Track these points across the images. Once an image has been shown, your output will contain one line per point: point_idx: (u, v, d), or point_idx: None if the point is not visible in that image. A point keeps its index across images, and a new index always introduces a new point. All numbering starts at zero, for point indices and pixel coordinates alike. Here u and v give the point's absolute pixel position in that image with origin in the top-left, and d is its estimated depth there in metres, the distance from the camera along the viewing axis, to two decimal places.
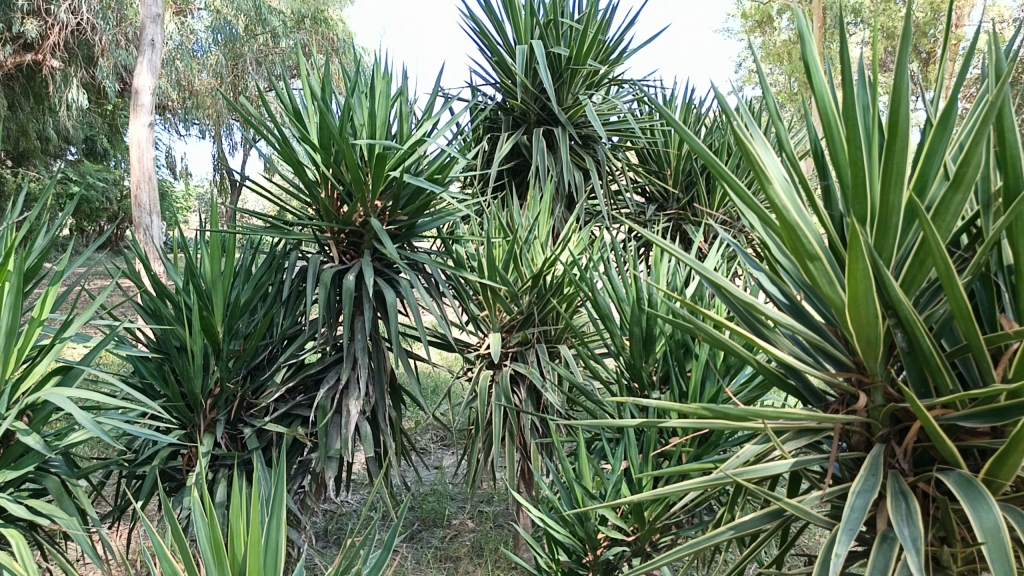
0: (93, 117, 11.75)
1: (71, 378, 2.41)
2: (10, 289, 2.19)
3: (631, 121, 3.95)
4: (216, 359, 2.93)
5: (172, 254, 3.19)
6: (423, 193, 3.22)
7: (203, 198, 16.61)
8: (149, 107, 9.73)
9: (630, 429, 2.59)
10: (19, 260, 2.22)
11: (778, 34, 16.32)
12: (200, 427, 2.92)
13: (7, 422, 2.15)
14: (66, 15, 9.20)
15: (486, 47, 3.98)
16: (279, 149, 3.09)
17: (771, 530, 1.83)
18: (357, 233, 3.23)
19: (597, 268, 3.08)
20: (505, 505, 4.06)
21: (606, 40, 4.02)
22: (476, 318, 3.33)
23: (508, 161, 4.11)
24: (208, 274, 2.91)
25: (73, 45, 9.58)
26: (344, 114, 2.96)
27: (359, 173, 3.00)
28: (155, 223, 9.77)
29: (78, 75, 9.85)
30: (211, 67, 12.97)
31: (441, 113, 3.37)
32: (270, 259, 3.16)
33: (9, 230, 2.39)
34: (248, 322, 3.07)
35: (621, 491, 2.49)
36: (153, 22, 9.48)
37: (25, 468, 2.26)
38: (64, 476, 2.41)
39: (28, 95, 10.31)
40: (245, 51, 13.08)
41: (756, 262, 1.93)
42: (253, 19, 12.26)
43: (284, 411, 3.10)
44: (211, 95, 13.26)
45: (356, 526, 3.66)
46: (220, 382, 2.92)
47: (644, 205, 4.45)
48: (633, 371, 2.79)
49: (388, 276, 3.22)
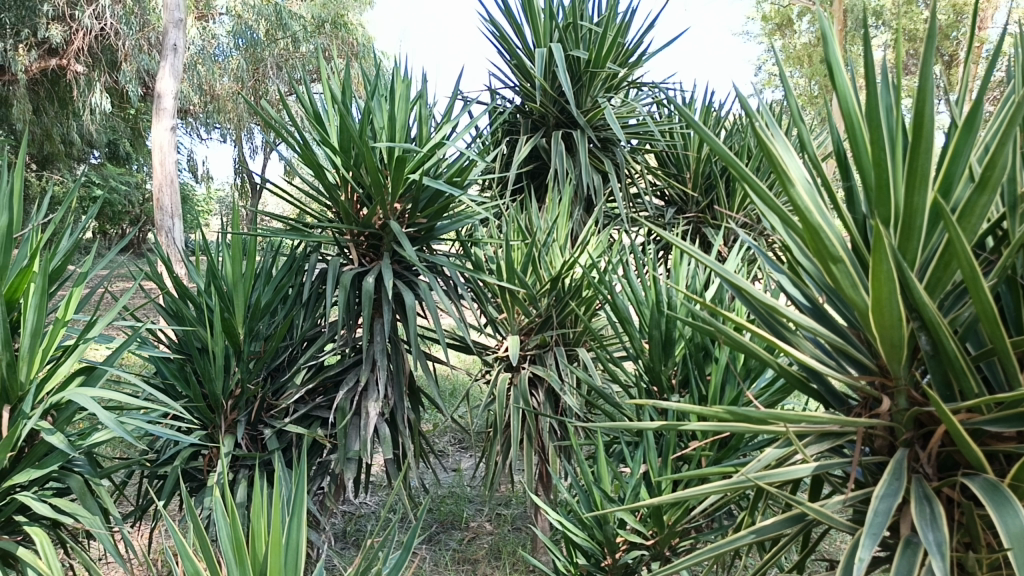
0: (115, 121, 11.88)
1: (94, 379, 2.43)
2: (36, 290, 2.24)
3: (650, 124, 3.94)
4: (237, 360, 2.95)
5: (194, 256, 3.22)
6: (442, 196, 3.22)
7: (223, 202, 16.76)
8: (172, 110, 9.72)
9: (649, 433, 2.57)
10: (44, 263, 2.27)
11: (797, 37, 16.20)
12: (220, 428, 2.94)
13: (31, 422, 2.17)
14: (90, 21, 9.35)
15: (505, 51, 3.98)
16: (299, 152, 3.12)
17: (792, 535, 1.81)
18: (376, 236, 3.24)
19: (616, 270, 3.07)
20: (524, 508, 4.05)
21: (625, 43, 4.01)
22: (494, 321, 3.33)
23: (527, 163, 4.11)
24: (229, 276, 2.94)
25: (97, 50, 9.73)
26: (363, 117, 2.97)
27: (379, 176, 3.01)
28: (177, 226, 9.83)
29: (101, 80, 9.95)
30: (232, 72, 12.90)
31: (460, 116, 3.38)
32: (290, 262, 3.17)
33: (33, 232, 2.42)
34: (268, 324, 3.09)
35: (640, 495, 2.48)
36: (176, 27, 9.54)
37: (48, 468, 2.28)
38: (86, 475, 2.43)
39: (52, 100, 10.45)
40: (266, 56, 12.90)
41: (777, 264, 1.92)
42: (273, 23, 12.42)
43: (303, 413, 3.11)
44: (232, 99, 13.39)
45: (375, 528, 3.66)
46: (239, 384, 2.95)
47: (662, 208, 4.43)
48: (652, 374, 2.78)
49: (407, 279, 3.22)
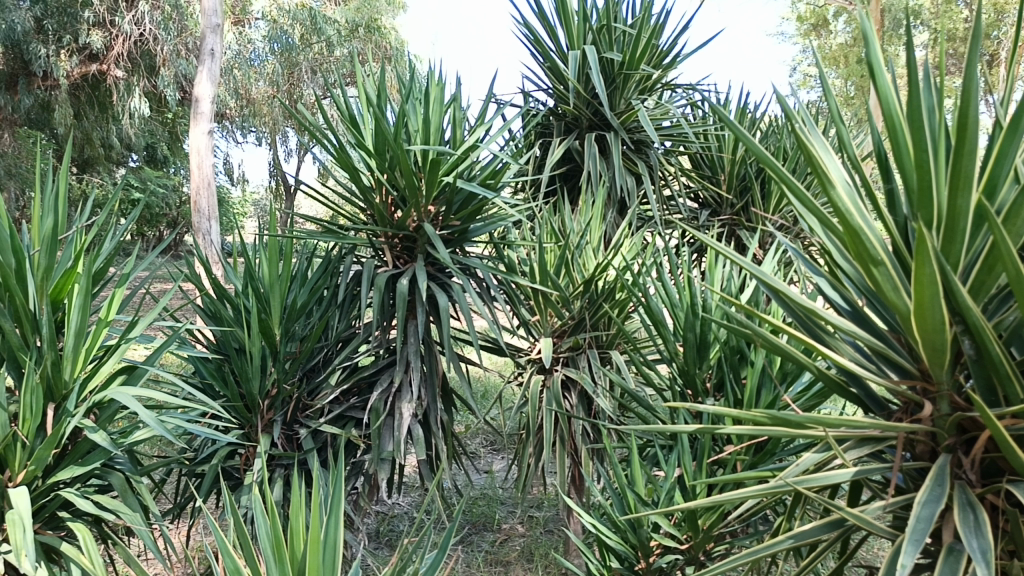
0: (154, 125, 12.09)
1: (135, 378, 2.47)
2: (80, 291, 2.30)
3: (684, 126, 3.92)
4: (273, 360, 2.99)
5: (231, 258, 3.27)
6: (476, 198, 3.23)
7: (258, 205, 16.98)
8: (207, 116, 9.93)
9: (684, 436, 2.56)
10: (87, 264, 2.34)
11: (833, 37, 15.99)
12: (257, 427, 2.98)
13: (76, 420, 2.22)
14: (129, 26, 9.56)
15: (538, 53, 3.99)
16: (334, 155, 3.15)
17: (830, 541, 1.79)
18: (410, 238, 3.26)
19: (650, 273, 3.06)
20: (556, 511, 4.04)
21: (659, 45, 3.99)
22: (527, 323, 3.33)
23: (560, 166, 4.10)
24: (266, 278, 2.98)
25: (135, 55, 9.89)
26: (398, 120, 3.00)
27: (413, 179, 3.04)
28: (214, 228, 9.94)
29: (140, 84, 10.13)
30: (268, 76, 13.13)
31: (494, 119, 3.39)
32: (325, 264, 3.21)
33: (77, 234, 2.47)
34: (304, 325, 3.12)
35: (674, 498, 2.47)
36: (213, 33, 9.68)
37: (91, 465, 2.32)
38: (127, 473, 2.47)
39: (93, 104, 10.67)
40: (301, 60, 13.26)
41: (815, 267, 1.90)
42: (308, 27, 12.38)
43: (338, 414, 3.14)
44: (267, 103, 13.58)
45: (408, 529, 3.68)
46: (276, 384, 2.98)
47: (696, 210, 4.40)
48: (686, 377, 2.76)
49: (441, 281, 3.24)
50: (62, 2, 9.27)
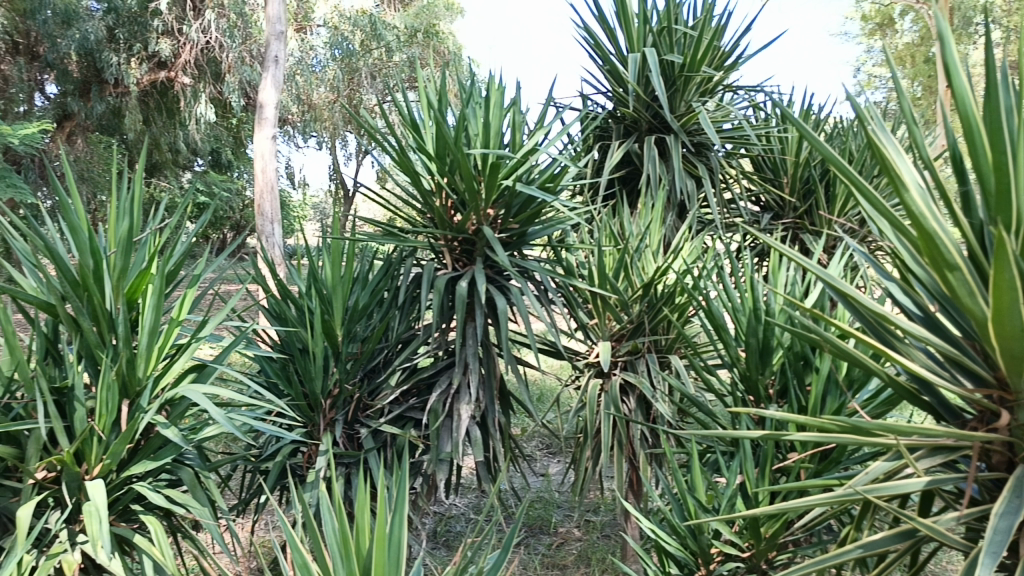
0: (219, 130, 12.40)
1: (205, 376, 2.54)
2: (153, 291, 2.40)
3: (746, 127, 3.87)
4: (336, 361, 3.04)
5: (295, 260, 3.34)
6: (535, 202, 3.23)
7: (318, 209, 17.27)
8: (271, 121, 10.03)
9: (746, 442, 2.52)
10: (161, 265, 2.45)
11: (898, 36, 15.57)
12: (320, 426, 3.04)
13: (149, 416, 2.29)
14: (197, 34, 9.85)
15: (597, 56, 3.98)
16: (396, 159, 3.19)
17: (900, 552, 1.75)
18: (469, 241, 3.27)
19: (711, 277, 3.03)
20: (613, 516, 4.02)
21: (720, 46, 3.95)
22: (585, 326, 3.32)
23: (619, 169, 4.08)
24: (329, 280, 3.04)
25: (202, 62, 10.17)
26: (459, 124, 3.03)
27: (473, 182, 3.06)
28: (277, 232, 9.98)
29: (206, 91, 10.39)
30: (329, 81, 13.11)
31: (553, 122, 3.39)
32: (386, 266, 3.25)
33: (152, 236, 2.57)
34: (364, 326, 3.17)
35: (736, 505, 2.44)
36: (277, 39, 9.90)
37: (163, 460, 2.39)
38: (196, 468, 2.54)
39: (161, 110, 10.90)
40: (360, 65, 13.35)
41: (885, 271, 1.85)
42: (368, 33, 12.78)
43: (398, 414, 3.17)
44: (327, 108, 13.83)
45: (464, 530, 3.70)
46: (338, 384, 3.04)
47: (758, 214, 4.34)
48: (748, 383, 2.72)
49: (500, 283, 3.24)
50: (133, 12, 9.74)
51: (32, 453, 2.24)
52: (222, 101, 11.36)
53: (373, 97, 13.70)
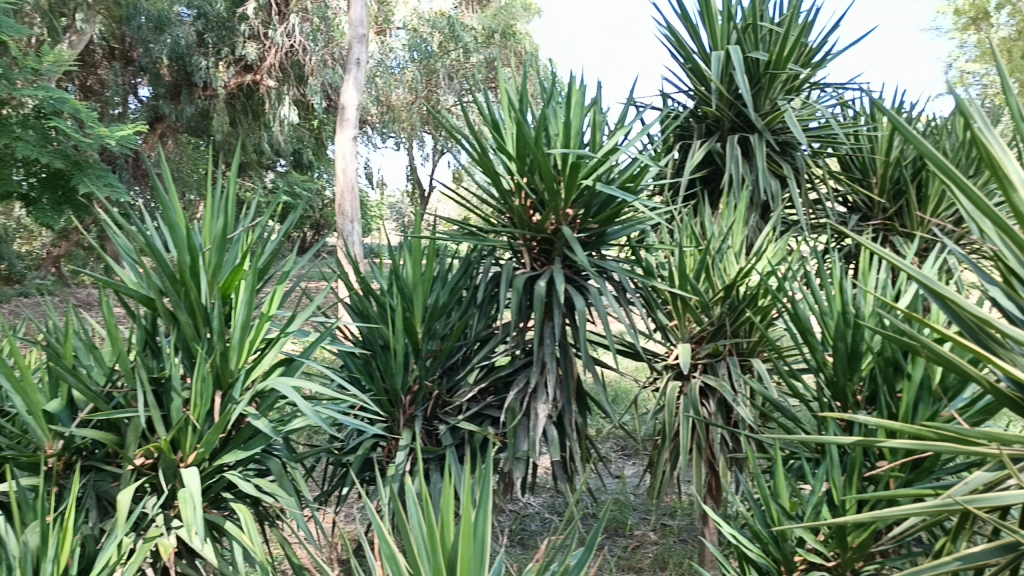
0: (301, 132, 12.71)
1: (293, 369, 2.60)
2: (245, 287, 2.50)
3: (834, 126, 3.77)
4: (416, 357, 3.08)
5: (377, 258, 3.40)
6: (615, 201, 3.20)
7: (395, 209, 17.52)
8: (353, 122, 10.18)
9: (833, 449, 2.45)
10: (253, 262, 2.54)
11: (995, 30, 14.84)
12: (400, 421, 3.09)
13: (241, 408, 2.38)
14: (281, 38, 10.10)
15: (679, 55, 3.93)
16: (476, 159, 3.22)
17: (1001, 566, 1.68)
18: (548, 241, 3.25)
19: (797, 279, 2.96)
20: (691, 520, 3.98)
21: (807, 43, 3.86)
22: (664, 328, 3.28)
23: (700, 168, 4.02)
24: (410, 278, 3.08)
25: (287, 65, 10.43)
26: (539, 124, 3.04)
27: (553, 182, 3.06)
28: (356, 231, 10.16)
29: (290, 93, 10.64)
30: (407, 82, 13.33)
31: (634, 121, 3.37)
32: (466, 264, 3.27)
33: (245, 233, 2.66)
34: (444, 324, 3.20)
35: (822, 512, 2.38)
36: (359, 43, 10.10)
37: (253, 450, 2.47)
38: (284, 459, 2.63)
39: (247, 112, 11.15)
40: (438, 67, 13.17)
41: (985, 274, 1.78)
42: (446, 35, 12.93)
43: (476, 411, 3.19)
44: (406, 109, 14.01)
45: (540, 529, 3.71)
46: (418, 380, 3.08)
47: (845, 215, 4.22)
48: (836, 389, 2.65)
49: (578, 283, 3.22)
50: (221, 18, 10.11)
51: (132, 440, 2.36)
52: (305, 105, 11.59)
53: (451, 98, 13.77)
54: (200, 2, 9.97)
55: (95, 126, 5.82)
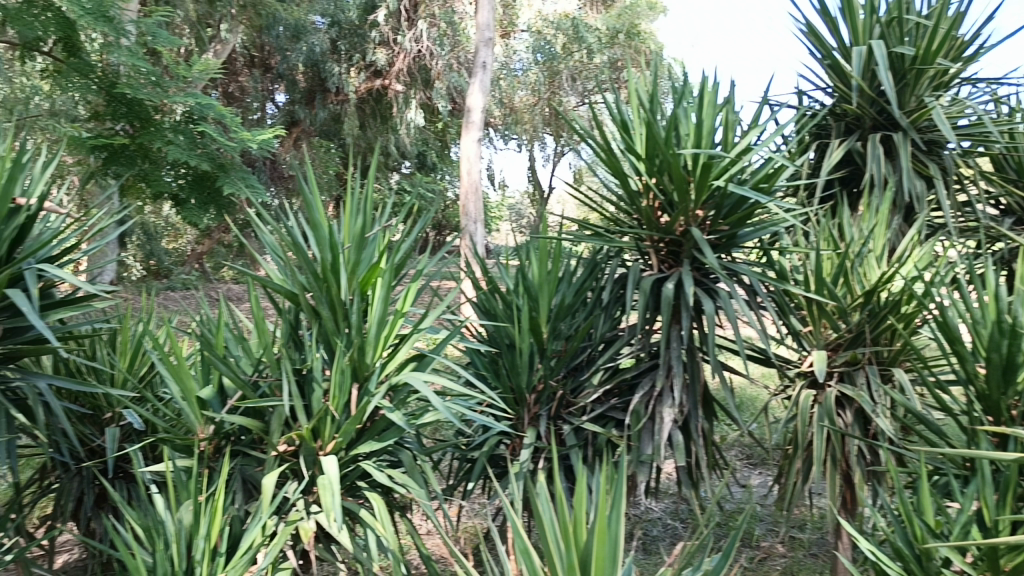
0: (426, 134, 13.04)
1: (424, 365, 2.67)
2: (382, 284, 2.60)
3: (988, 123, 3.53)
4: (541, 357, 3.10)
5: (505, 258, 3.45)
6: (747, 202, 3.10)
7: (515, 210, 17.70)
8: (479, 124, 10.28)
9: (985, 465, 2.30)
10: (389, 260, 2.63)
11: None
12: (525, 420, 3.12)
13: (376, 400, 2.46)
14: (410, 44, 10.36)
15: (817, 51, 3.80)
16: (604, 160, 3.22)
17: None
18: (676, 243, 3.18)
19: (946, 286, 2.80)
20: (822, 535, 3.82)
21: (959, 36, 3.65)
22: (798, 334, 3.16)
23: (837, 169, 3.86)
24: (537, 278, 3.11)
25: (415, 70, 10.67)
26: (670, 124, 3.01)
27: (683, 183, 3.02)
28: (479, 231, 10.24)
29: (417, 97, 10.91)
30: (530, 85, 13.58)
31: (768, 120, 3.27)
32: (592, 265, 3.26)
33: (381, 231, 2.76)
34: (569, 325, 3.20)
35: (971, 533, 2.24)
36: (486, 46, 10.27)
37: (386, 442, 2.56)
38: (415, 452, 2.70)
39: (376, 116, 11.36)
40: (562, 67, 13.22)
41: None
42: (570, 37, 12.93)
43: (600, 413, 3.17)
44: (529, 111, 14.10)
45: (662, 534, 3.67)
46: (543, 380, 3.09)
47: (997, 218, 3.96)
48: (989, 403, 2.49)
49: (707, 286, 3.15)
50: (353, 25, 10.53)
51: (276, 428, 2.50)
52: (430, 109, 11.86)
53: (574, 100, 13.77)
54: (334, 10, 10.41)
55: (238, 131, 6.15)
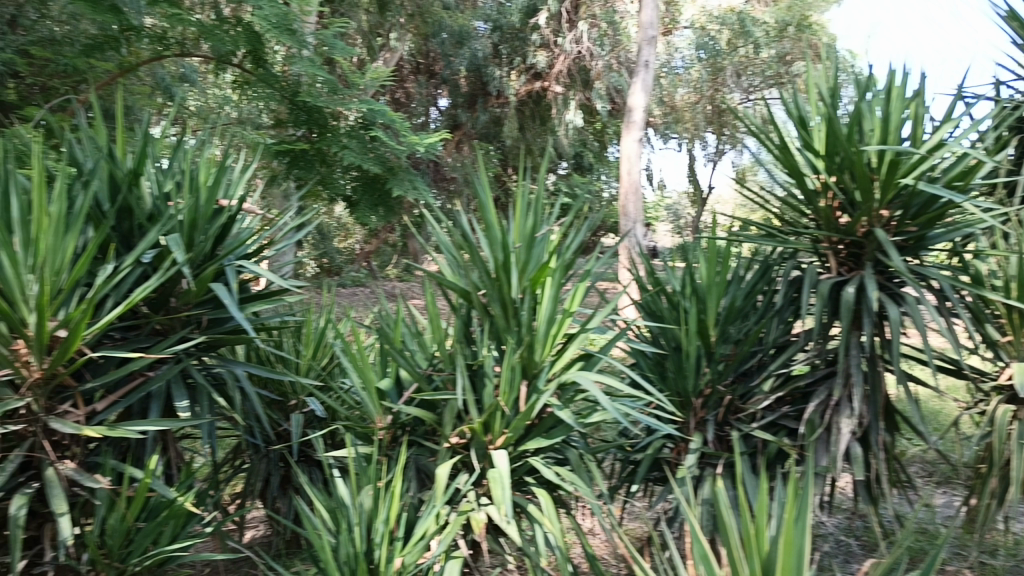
0: (585, 134, 13.07)
1: (592, 364, 2.67)
2: (552, 284, 2.63)
3: None
4: (709, 361, 3.04)
5: (672, 259, 3.41)
6: (939, 201, 2.90)
7: (673, 211, 17.41)
8: (640, 123, 10.07)
9: None
10: (559, 259, 2.66)
11: None
12: (691, 424, 3.06)
13: (546, 398, 2.51)
14: (570, 45, 10.49)
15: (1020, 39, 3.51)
16: (779, 159, 3.11)
17: None
18: (857, 244, 3.01)
19: None
20: (1018, 563, 3.51)
21: None
22: (995, 344, 2.91)
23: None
24: (706, 279, 3.04)
25: (575, 71, 10.73)
26: (853, 120, 2.87)
27: (866, 181, 2.86)
28: (638, 231, 10.07)
29: (576, 98, 10.94)
30: (692, 82, 13.29)
31: (963, 114, 3.04)
32: (765, 267, 3.15)
33: (551, 231, 2.80)
34: (739, 328, 3.11)
35: None
36: (648, 46, 10.18)
37: (554, 439, 2.59)
38: (581, 451, 2.72)
39: (535, 117, 11.36)
40: (726, 65, 12.83)
41: None
42: (735, 32, 12.58)
43: (771, 420, 3.05)
44: (690, 109, 13.81)
45: (835, 550, 3.49)
46: (710, 384, 3.02)
47: None
48: None
49: (892, 291, 2.95)
50: (515, 29, 10.75)
51: (449, 420, 2.59)
52: (590, 110, 11.81)
53: (738, 97, 13.38)
54: (496, 15, 10.70)
55: (406, 134, 6.36)
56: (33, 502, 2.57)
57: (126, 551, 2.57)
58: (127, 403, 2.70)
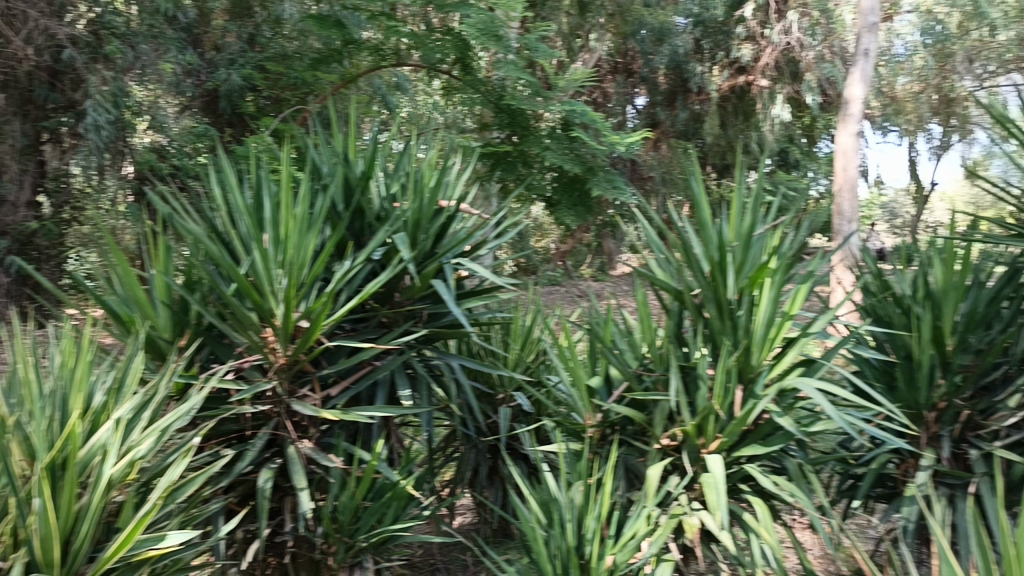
0: None
1: (813, 371, 2.54)
2: (771, 285, 2.54)
3: None
4: (944, 372, 2.80)
5: (902, 261, 3.17)
6: None
7: (888, 208, 16.18)
8: (857, 115, 9.17)
9: None
10: (780, 260, 2.56)
11: None
12: (923, 439, 2.83)
13: (764, 404, 2.44)
14: (778, 36, 9.96)
15: None
16: None
17: None
18: None
19: None
20: None
21: None
22: None
23: None
24: (943, 285, 2.81)
25: (783, 63, 10.23)
26: None
27: None
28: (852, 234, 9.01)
29: (784, 92, 10.41)
30: (916, 70, 12.25)
31: None
32: (1013, 272, 2.86)
33: (770, 231, 2.70)
34: (981, 338, 2.84)
35: None
36: (868, 30, 8.79)
37: (772, 447, 2.50)
38: (800, 461, 2.62)
39: (738, 113, 10.98)
40: (957, 50, 11.79)
41: None
42: (969, 13, 11.43)
43: (1017, 440, 2.76)
44: (912, 100, 12.72)
45: None
46: (946, 398, 2.78)
47: None
48: None
49: None
50: (718, 23, 10.44)
51: (660, 421, 2.60)
52: (801, 107, 11.10)
53: (969, 85, 12.21)
54: (698, 10, 10.44)
55: (608, 134, 6.24)
56: (277, 477, 2.82)
57: (355, 528, 2.79)
58: (356, 389, 2.91)
